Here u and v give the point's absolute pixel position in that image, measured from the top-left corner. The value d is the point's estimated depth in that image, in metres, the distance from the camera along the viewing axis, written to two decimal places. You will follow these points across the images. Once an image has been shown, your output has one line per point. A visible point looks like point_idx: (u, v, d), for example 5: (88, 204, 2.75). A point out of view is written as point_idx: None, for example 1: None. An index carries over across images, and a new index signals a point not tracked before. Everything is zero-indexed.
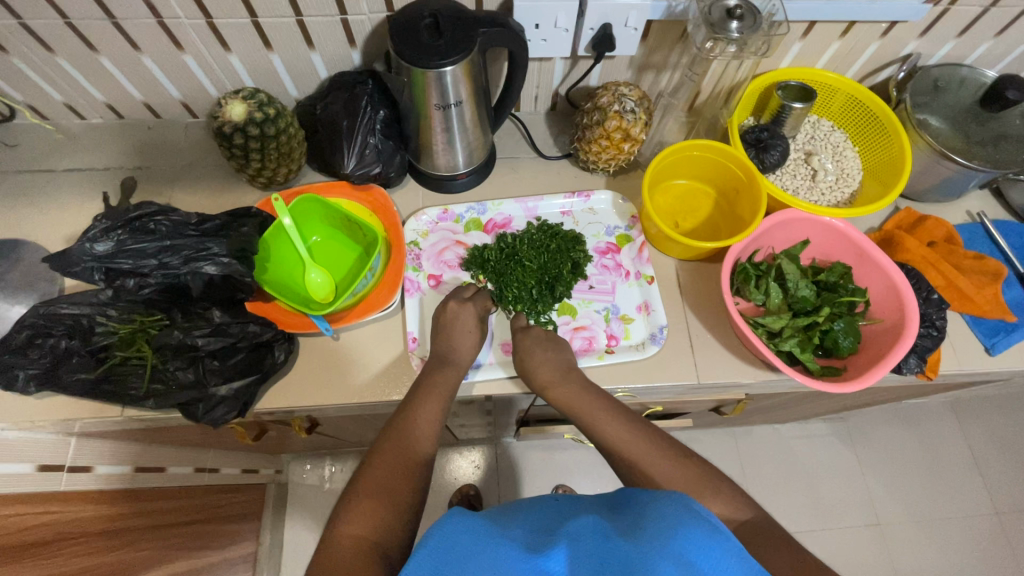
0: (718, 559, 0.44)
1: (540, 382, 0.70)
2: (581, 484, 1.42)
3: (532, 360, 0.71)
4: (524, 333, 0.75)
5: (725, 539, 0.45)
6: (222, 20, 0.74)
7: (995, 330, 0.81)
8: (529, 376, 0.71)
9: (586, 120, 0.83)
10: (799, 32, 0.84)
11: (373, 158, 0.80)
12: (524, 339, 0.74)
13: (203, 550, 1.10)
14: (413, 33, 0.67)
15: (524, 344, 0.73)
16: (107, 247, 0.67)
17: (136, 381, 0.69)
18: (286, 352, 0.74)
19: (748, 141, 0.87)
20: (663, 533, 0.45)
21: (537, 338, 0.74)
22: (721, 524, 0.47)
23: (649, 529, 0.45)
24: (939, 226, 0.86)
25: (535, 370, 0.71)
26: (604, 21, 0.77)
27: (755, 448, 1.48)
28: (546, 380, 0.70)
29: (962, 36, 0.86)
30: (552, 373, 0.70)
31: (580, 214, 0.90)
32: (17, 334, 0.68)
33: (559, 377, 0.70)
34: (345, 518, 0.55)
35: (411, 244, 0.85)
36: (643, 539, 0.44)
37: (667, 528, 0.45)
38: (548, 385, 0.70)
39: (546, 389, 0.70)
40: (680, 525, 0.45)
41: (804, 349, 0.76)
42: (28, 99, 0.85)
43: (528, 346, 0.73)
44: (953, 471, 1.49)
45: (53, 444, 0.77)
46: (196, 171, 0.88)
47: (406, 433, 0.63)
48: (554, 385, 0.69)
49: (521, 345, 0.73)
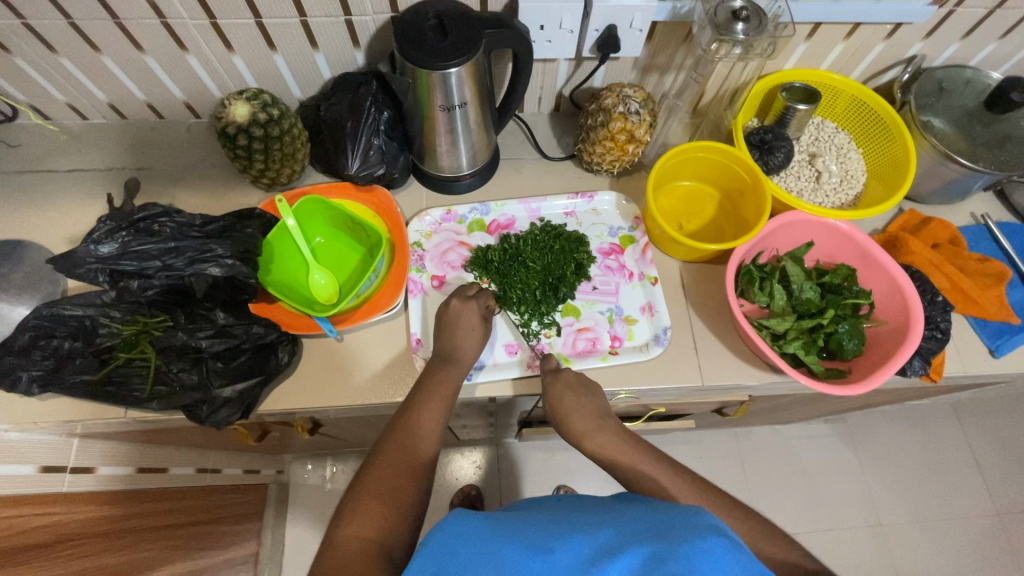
0: (726, 564, 0.43)
1: (575, 432, 0.68)
2: (582, 484, 1.41)
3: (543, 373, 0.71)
4: (556, 376, 0.71)
5: (735, 546, 0.45)
6: (225, 21, 0.74)
7: (999, 332, 0.81)
8: (564, 423, 0.69)
9: (590, 121, 0.83)
10: (804, 33, 0.84)
11: (377, 159, 0.81)
12: (555, 384, 0.70)
13: (204, 550, 1.10)
14: (417, 33, 0.67)
15: (554, 390, 0.70)
16: (111, 249, 0.67)
17: (139, 383, 0.69)
18: (290, 353, 0.73)
19: (753, 142, 0.87)
20: (673, 540, 0.44)
21: (569, 382, 0.70)
22: (734, 535, 0.46)
23: (658, 535, 0.45)
24: (942, 228, 0.86)
25: (568, 417, 0.68)
26: (609, 22, 0.77)
27: (757, 448, 1.48)
28: (582, 430, 0.67)
29: (967, 38, 0.86)
30: (587, 422, 0.67)
31: (583, 214, 0.89)
32: (19, 335, 0.68)
33: (595, 426, 0.67)
34: (348, 520, 0.55)
35: (415, 244, 0.85)
36: (652, 545, 0.44)
37: (676, 536, 0.45)
38: (557, 393, 0.70)
39: (582, 439, 0.68)
40: (690, 533, 0.45)
41: (808, 350, 0.76)
42: (30, 99, 0.85)
43: (559, 391, 0.69)
44: (954, 472, 1.49)
45: (56, 445, 0.77)
46: (199, 171, 0.88)
47: (410, 433, 0.63)
48: (590, 435, 0.67)
49: (552, 388, 0.70)
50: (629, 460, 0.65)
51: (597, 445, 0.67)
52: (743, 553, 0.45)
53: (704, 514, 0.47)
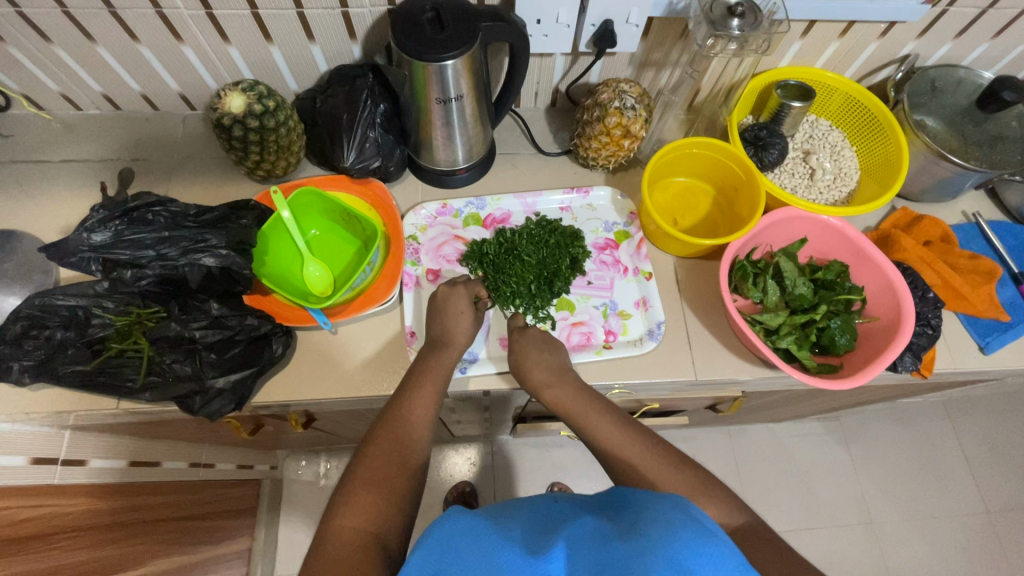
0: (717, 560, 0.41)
1: (534, 383, 0.68)
2: (576, 481, 1.42)
3: (525, 360, 0.69)
4: (521, 333, 0.72)
5: (721, 541, 0.43)
6: (221, 11, 0.73)
7: (990, 329, 0.82)
8: (523, 376, 0.69)
9: (585, 117, 0.83)
10: (799, 31, 0.84)
11: (373, 152, 0.81)
12: (520, 340, 0.71)
13: (197, 546, 1.09)
14: (414, 26, 0.67)
15: (519, 345, 0.70)
16: (104, 237, 0.67)
17: (133, 373, 0.68)
18: (284, 345, 0.74)
19: (747, 139, 0.87)
20: (654, 533, 0.42)
21: (534, 339, 0.71)
22: (718, 528, 0.44)
23: (643, 528, 0.43)
24: (934, 226, 0.86)
25: (529, 369, 0.68)
26: (605, 17, 0.77)
27: (749, 447, 1.49)
28: (541, 381, 0.67)
29: (960, 38, 0.87)
30: (547, 374, 0.67)
31: (578, 209, 0.89)
32: (12, 325, 0.67)
33: (554, 377, 0.67)
34: (342, 510, 0.55)
35: (411, 238, 0.85)
36: (638, 538, 0.42)
37: (661, 529, 0.42)
38: (526, 355, 0.69)
39: (542, 390, 0.67)
40: (674, 525, 0.43)
41: (800, 346, 0.77)
42: (24, 89, 0.85)
43: (523, 345, 0.70)
44: (944, 470, 1.50)
45: (47, 436, 0.76)
46: (195, 163, 0.88)
47: (403, 421, 0.63)
48: (549, 386, 0.67)
49: (516, 345, 0.70)
50: None
51: (554, 397, 0.66)
52: (728, 547, 0.43)
53: (690, 508, 0.45)
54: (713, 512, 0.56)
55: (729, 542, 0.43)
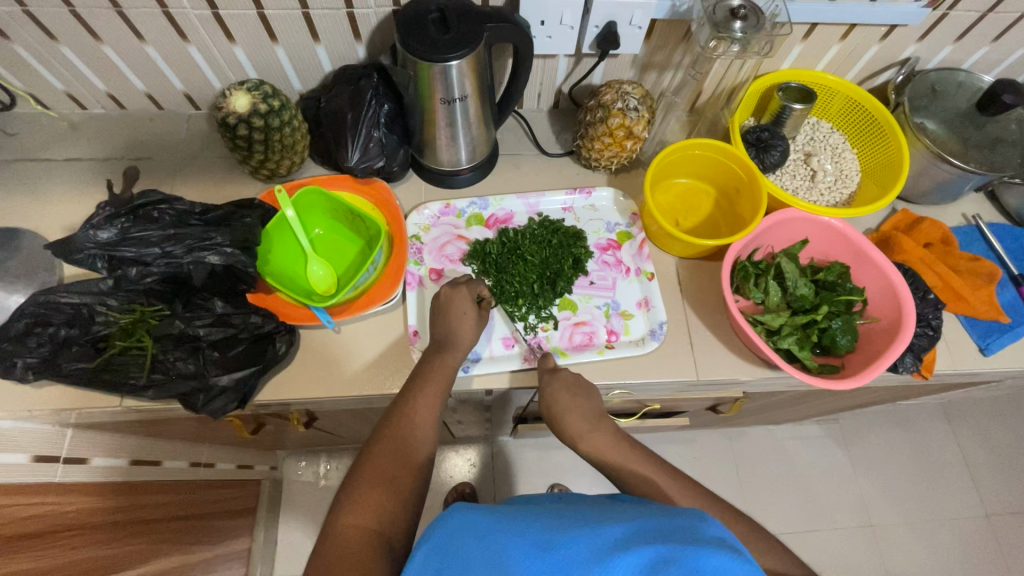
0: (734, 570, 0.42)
1: (570, 433, 0.67)
2: (576, 483, 1.42)
3: (560, 408, 0.68)
4: (553, 376, 0.71)
5: (737, 551, 0.44)
6: (228, 11, 0.74)
7: (989, 331, 0.83)
8: (559, 424, 0.68)
9: (589, 117, 0.83)
10: (800, 34, 0.85)
11: (377, 151, 0.81)
12: (552, 385, 0.70)
13: (197, 546, 1.09)
14: (419, 26, 0.68)
15: (552, 390, 0.69)
16: (110, 235, 0.66)
17: (135, 371, 0.68)
18: (287, 344, 0.74)
19: (749, 140, 0.88)
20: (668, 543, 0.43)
21: (566, 382, 0.70)
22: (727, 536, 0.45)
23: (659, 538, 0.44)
24: (935, 228, 0.87)
25: (563, 417, 0.67)
26: (609, 19, 0.78)
27: (749, 448, 1.49)
28: (578, 431, 0.66)
29: (960, 41, 0.88)
30: (583, 423, 0.66)
31: (581, 210, 0.90)
32: (17, 322, 0.67)
33: (591, 425, 0.66)
34: (348, 508, 0.55)
35: (414, 237, 0.85)
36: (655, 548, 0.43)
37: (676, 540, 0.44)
38: (557, 400, 0.68)
39: (576, 440, 0.67)
40: (689, 536, 0.44)
41: (802, 346, 0.77)
42: (28, 87, 0.85)
43: (555, 390, 0.69)
44: (944, 473, 1.51)
45: (50, 434, 0.76)
46: (199, 162, 0.88)
47: (406, 421, 0.63)
48: (585, 436, 0.66)
49: (550, 390, 0.69)
50: (623, 458, 0.65)
51: (591, 446, 0.66)
52: (744, 557, 0.43)
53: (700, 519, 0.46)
54: None
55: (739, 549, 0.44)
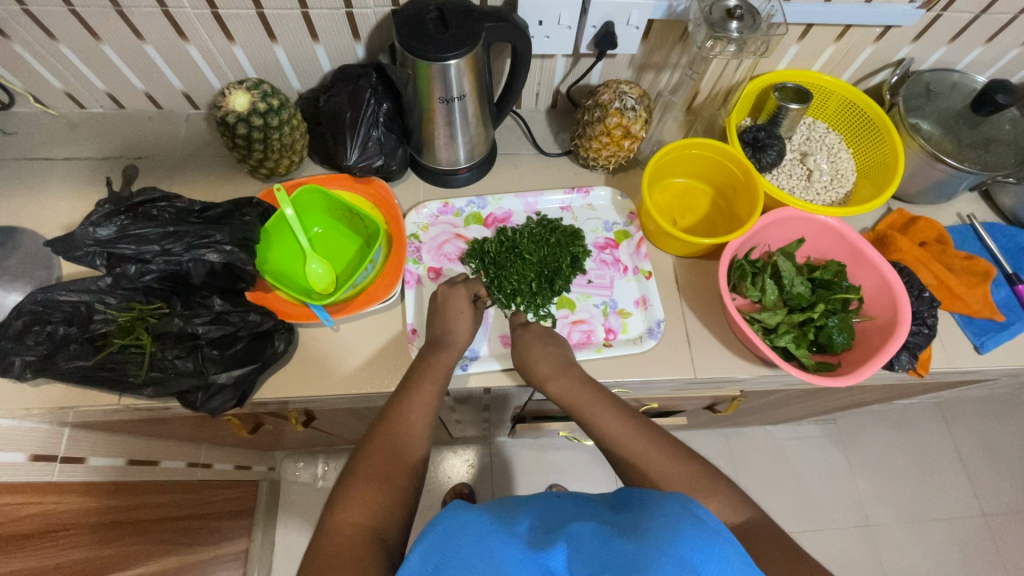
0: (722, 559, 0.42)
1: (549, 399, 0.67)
2: (574, 483, 1.42)
3: (531, 354, 0.70)
4: (525, 329, 0.73)
5: (726, 539, 0.43)
6: (227, 11, 0.74)
7: (985, 329, 0.83)
8: (528, 370, 0.70)
9: (586, 117, 0.84)
10: (796, 34, 0.86)
11: (376, 150, 0.81)
12: (524, 334, 0.72)
13: (194, 547, 1.08)
14: (418, 25, 0.68)
15: (522, 340, 0.72)
16: (109, 232, 0.67)
17: (134, 369, 0.68)
18: (286, 342, 0.74)
19: (745, 140, 0.89)
20: (663, 533, 0.43)
21: (537, 333, 0.72)
22: (723, 527, 0.45)
23: (647, 528, 0.44)
24: (929, 227, 0.88)
25: (533, 363, 0.69)
26: (607, 19, 0.78)
27: (747, 449, 1.50)
28: (545, 373, 0.68)
29: (954, 42, 0.89)
30: (552, 366, 0.68)
31: (579, 209, 0.90)
32: (14, 320, 0.67)
33: (559, 370, 0.67)
34: (342, 505, 0.55)
35: (412, 236, 0.86)
36: (643, 537, 0.43)
37: (666, 529, 0.44)
38: (530, 349, 0.70)
39: (545, 383, 0.68)
40: (679, 526, 0.44)
41: (798, 344, 0.78)
42: (28, 86, 0.85)
43: (527, 340, 0.71)
44: (941, 473, 1.51)
45: (47, 433, 0.76)
46: (198, 161, 0.88)
47: (401, 419, 0.63)
48: (554, 377, 0.67)
49: (520, 340, 0.72)
50: None
51: (560, 389, 0.66)
52: (733, 545, 0.43)
53: (694, 507, 0.46)
54: (714, 507, 0.56)
55: (735, 542, 0.44)
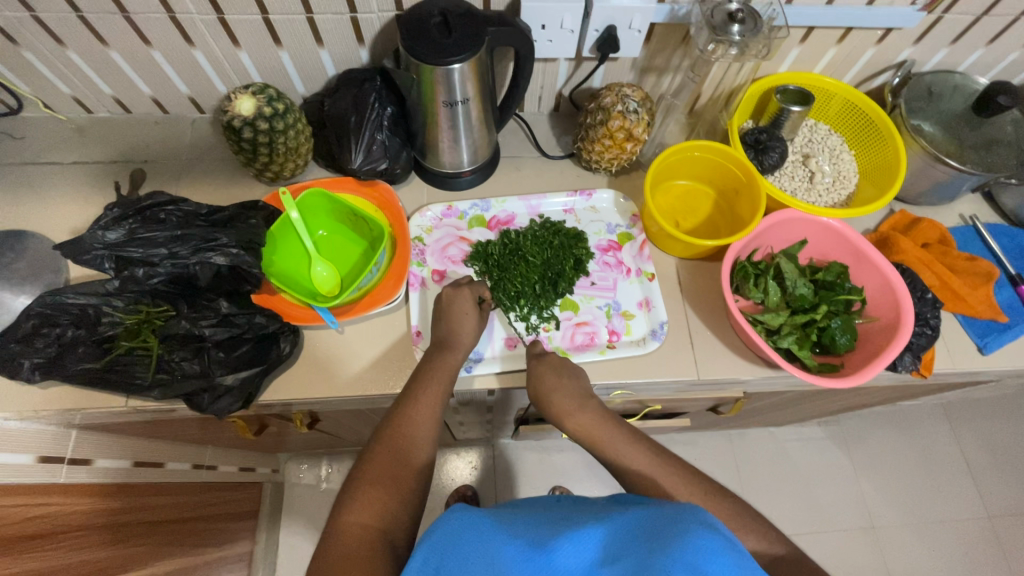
0: (729, 564, 0.41)
1: (555, 409, 0.68)
2: (578, 485, 1.42)
3: (545, 387, 0.69)
4: (539, 360, 0.71)
5: (733, 544, 0.43)
6: (232, 16, 0.75)
7: (987, 330, 0.83)
8: (544, 403, 0.69)
9: (589, 120, 0.84)
10: (798, 37, 0.86)
11: (380, 154, 0.82)
12: (538, 366, 0.71)
13: (199, 548, 1.09)
14: (422, 29, 0.69)
15: (537, 371, 0.70)
16: (118, 235, 0.68)
17: (141, 371, 0.69)
18: (291, 344, 0.74)
19: (747, 142, 0.89)
20: (666, 536, 0.43)
21: (552, 363, 0.71)
22: (728, 531, 0.44)
23: (652, 534, 0.44)
24: (932, 228, 0.88)
25: (549, 397, 0.68)
26: (609, 23, 0.79)
27: (750, 450, 1.50)
28: (563, 409, 0.67)
29: (956, 43, 0.89)
30: (569, 400, 0.67)
31: (582, 211, 0.91)
32: (24, 322, 0.68)
33: (576, 406, 0.67)
34: (349, 507, 0.55)
35: (416, 239, 0.86)
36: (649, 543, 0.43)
37: (670, 533, 0.43)
38: (544, 379, 0.69)
39: (563, 418, 0.67)
40: (685, 529, 0.43)
41: (801, 346, 0.78)
42: (35, 91, 0.86)
43: (541, 372, 0.70)
44: (945, 474, 1.51)
45: (54, 435, 0.77)
46: (204, 165, 0.89)
47: (407, 421, 0.63)
48: (571, 414, 0.67)
49: (534, 371, 0.70)
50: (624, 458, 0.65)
51: (577, 424, 0.67)
52: (739, 551, 0.43)
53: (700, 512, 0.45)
54: None
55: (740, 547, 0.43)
